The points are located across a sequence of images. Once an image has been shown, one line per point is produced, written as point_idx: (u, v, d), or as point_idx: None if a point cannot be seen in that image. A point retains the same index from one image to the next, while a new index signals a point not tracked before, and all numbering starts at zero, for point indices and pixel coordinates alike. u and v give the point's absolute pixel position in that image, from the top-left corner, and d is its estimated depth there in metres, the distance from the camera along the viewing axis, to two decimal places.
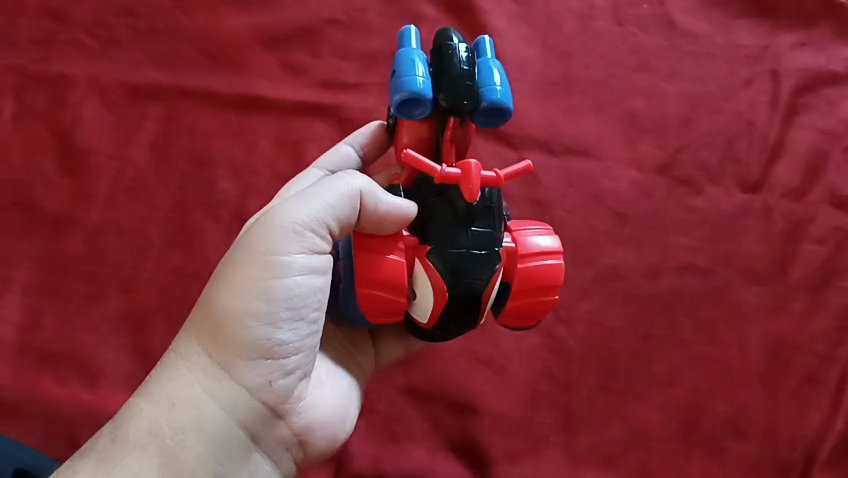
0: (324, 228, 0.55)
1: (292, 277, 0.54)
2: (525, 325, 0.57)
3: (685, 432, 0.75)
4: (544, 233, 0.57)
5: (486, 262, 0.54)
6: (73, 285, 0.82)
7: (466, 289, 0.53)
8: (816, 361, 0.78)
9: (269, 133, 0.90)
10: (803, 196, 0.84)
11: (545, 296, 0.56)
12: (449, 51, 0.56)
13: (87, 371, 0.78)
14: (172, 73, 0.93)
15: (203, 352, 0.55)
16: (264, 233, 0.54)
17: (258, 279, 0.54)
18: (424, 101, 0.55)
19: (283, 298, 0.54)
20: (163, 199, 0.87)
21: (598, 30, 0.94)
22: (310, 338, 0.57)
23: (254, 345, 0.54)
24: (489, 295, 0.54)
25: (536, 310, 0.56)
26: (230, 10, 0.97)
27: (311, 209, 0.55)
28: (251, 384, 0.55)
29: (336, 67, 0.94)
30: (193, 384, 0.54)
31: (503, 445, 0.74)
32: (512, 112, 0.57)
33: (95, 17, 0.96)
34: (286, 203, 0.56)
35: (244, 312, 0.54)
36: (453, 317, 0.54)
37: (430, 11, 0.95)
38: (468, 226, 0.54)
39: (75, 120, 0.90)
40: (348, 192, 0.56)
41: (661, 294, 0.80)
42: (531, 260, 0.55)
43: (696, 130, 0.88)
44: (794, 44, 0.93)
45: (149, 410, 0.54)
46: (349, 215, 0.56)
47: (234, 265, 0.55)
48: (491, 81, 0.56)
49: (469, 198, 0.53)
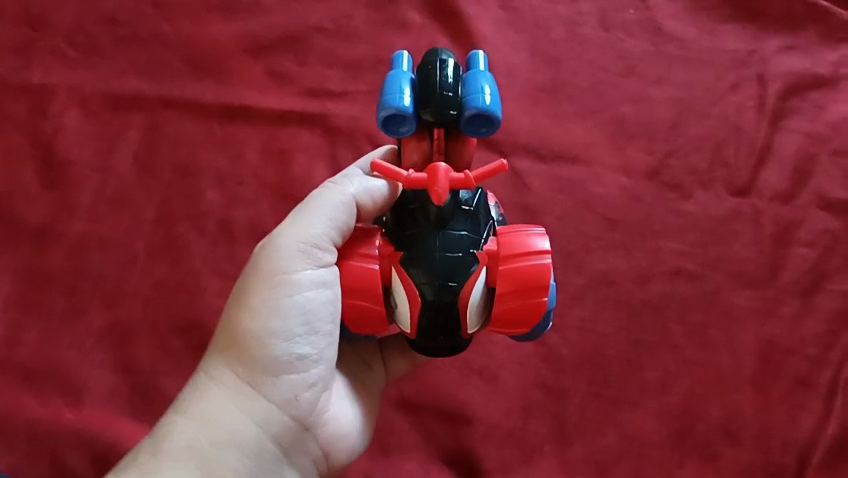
0: (331, 242, 0.57)
1: (305, 293, 0.56)
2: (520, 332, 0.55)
3: (678, 439, 0.75)
4: (531, 232, 0.54)
5: (460, 265, 0.53)
6: (56, 299, 0.80)
7: (440, 294, 0.53)
8: (807, 365, 0.77)
9: (254, 142, 0.89)
10: (791, 200, 0.84)
11: (533, 299, 0.53)
12: (431, 66, 0.56)
13: (71, 388, 0.76)
14: (156, 82, 0.92)
15: (230, 370, 0.57)
16: (275, 253, 0.57)
17: (273, 298, 0.56)
18: (407, 117, 0.55)
19: (299, 315, 0.56)
20: (146, 210, 0.85)
21: (585, 36, 0.94)
22: (329, 350, 0.59)
23: (278, 362, 0.57)
24: (467, 298, 0.53)
25: (527, 315, 0.53)
26: (214, 18, 0.95)
27: (315, 224, 0.56)
28: (276, 398, 0.57)
29: (323, 75, 0.93)
30: (223, 402, 0.57)
31: (497, 456, 0.74)
32: (501, 119, 0.55)
33: (76, 26, 0.94)
34: (290, 221, 0.57)
35: (266, 330, 0.56)
36: (431, 323, 0.54)
37: (417, 19, 0.95)
38: (442, 230, 0.54)
39: (56, 130, 0.88)
40: (345, 199, 0.58)
41: (652, 300, 0.80)
42: (511, 260, 0.53)
43: (684, 135, 0.88)
44: (780, 49, 0.93)
45: (184, 428, 0.56)
46: (348, 221, 0.58)
47: (250, 285, 0.57)
48: (476, 89, 0.55)
49: (437, 200, 0.52)
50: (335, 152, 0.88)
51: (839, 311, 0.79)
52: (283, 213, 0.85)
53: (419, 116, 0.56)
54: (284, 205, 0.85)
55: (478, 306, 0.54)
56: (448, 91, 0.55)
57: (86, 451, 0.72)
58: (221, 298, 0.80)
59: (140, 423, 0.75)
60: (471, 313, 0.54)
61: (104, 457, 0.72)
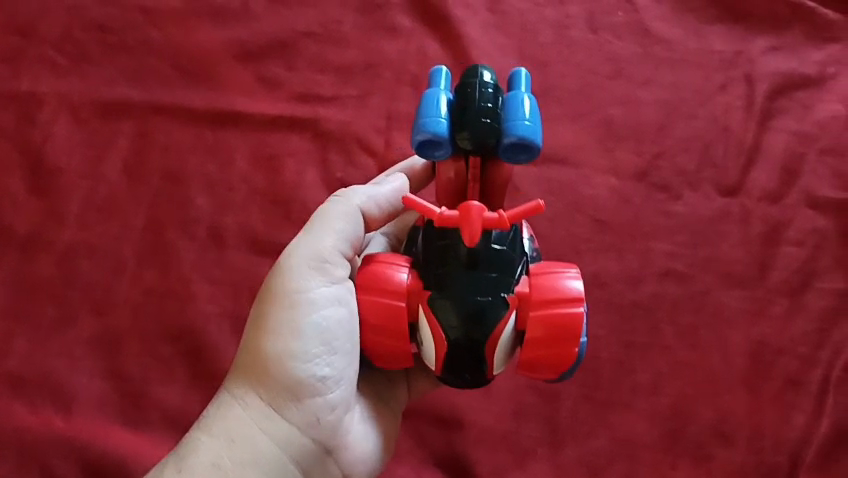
0: (338, 256, 0.58)
1: (321, 312, 0.56)
2: (548, 376, 0.55)
3: (670, 440, 0.75)
4: (564, 277, 0.54)
5: (489, 309, 0.53)
6: (44, 309, 0.80)
7: (465, 336, 0.53)
8: (797, 364, 0.77)
9: (244, 148, 0.89)
10: (780, 199, 0.84)
11: (564, 348, 0.53)
12: (470, 89, 0.57)
13: (61, 397, 0.76)
14: (145, 89, 0.92)
15: (251, 390, 0.57)
16: (289, 273, 0.57)
17: (291, 318, 0.56)
18: (443, 143, 0.55)
19: (316, 336, 0.56)
20: (136, 218, 0.85)
21: (573, 38, 0.94)
22: (349, 370, 0.59)
23: (297, 383, 0.56)
24: (495, 342, 0.53)
25: (557, 362, 0.54)
26: (202, 25, 0.96)
27: (323, 238, 0.58)
28: (298, 420, 0.57)
29: (312, 80, 0.93)
30: (244, 421, 0.57)
31: (489, 459, 0.74)
32: (541, 146, 0.55)
33: (65, 35, 0.94)
34: (301, 238, 0.58)
35: (284, 352, 0.56)
36: (456, 364, 0.53)
37: (406, 24, 0.95)
38: (472, 272, 0.54)
39: (45, 138, 0.88)
40: (351, 212, 0.60)
41: (642, 301, 0.80)
42: (545, 307, 0.53)
43: (672, 136, 0.89)
44: (767, 49, 0.93)
45: (207, 446, 0.56)
46: (354, 232, 0.60)
47: (266, 305, 0.57)
48: (517, 116, 0.55)
49: (469, 242, 0.52)
50: (325, 157, 0.88)
51: (828, 309, 0.79)
52: (273, 219, 0.85)
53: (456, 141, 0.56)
54: (274, 211, 0.85)
55: (506, 349, 0.54)
56: (488, 117, 0.56)
57: (76, 460, 0.72)
58: (212, 304, 0.80)
59: (131, 431, 0.75)
60: (499, 356, 0.54)
61: (95, 466, 0.72)
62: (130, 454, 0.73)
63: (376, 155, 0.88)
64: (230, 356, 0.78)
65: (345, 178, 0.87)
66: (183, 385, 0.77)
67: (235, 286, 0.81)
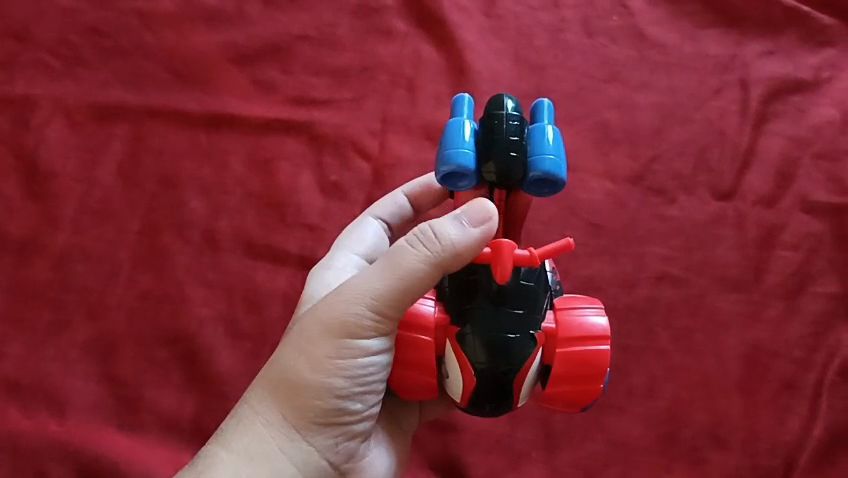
0: (398, 311, 0.53)
1: (368, 358, 0.54)
2: (570, 410, 0.56)
3: (666, 443, 0.75)
4: (588, 315, 0.54)
5: (516, 347, 0.52)
6: (38, 312, 0.80)
7: (493, 372, 0.52)
8: (792, 367, 0.77)
9: (240, 152, 0.89)
10: (775, 203, 0.84)
11: (590, 383, 0.54)
12: (496, 121, 0.56)
13: (56, 401, 0.76)
14: (140, 92, 0.92)
15: (280, 412, 0.55)
16: (345, 315, 0.53)
17: (336, 356, 0.54)
18: (468, 174, 0.55)
19: (358, 376, 0.55)
20: (131, 222, 0.85)
21: (568, 42, 0.95)
22: (375, 403, 0.59)
23: (328, 413, 0.55)
24: (523, 379, 0.53)
25: (582, 396, 0.54)
26: (197, 28, 0.95)
27: (389, 294, 0.52)
28: (320, 446, 0.56)
29: (307, 83, 0.93)
30: (267, 442, 0.55)
31: (484, 463, 0.74)
32: (565, 182, 0.55)
33: (59, 38, 0.94)
34: (367, 280, 0.53)
35: (322, 386, 0.54)
36: (482, 396, 0.53)
37: (401, 28, 0.95)
38: (500, 308, 0.53)
39: (39, 142, 0.88)
40: (430, 267, 0.52)
41: (637, 306, 0.80)
42: (571, 344, 0.53)
43: (667, 140, 0.89)
44: (762, 53, 0.93)
45: (228, 461, 0.55)
46: (425, 287, 0.53)
47: (315, 334, 0.54)
48: (543, 150, 0.55)
49: (500, 278, 0.51)
50: (321, 160, 0.88)
51: (823, 313, 0.79)
52: (268, 221, 0.85)
53: (481, 173, 0.56)
54: (269, 214, 0.85)
55: (532, 384, 0.54)
56: (513, 149, 0.55)
57: (70, 463, 0.72)
58: (206, 307, 0.80)
59: (126, 434, 0.75)
60: (525, 391, 0.54)
61: (89, 470, 0.72)
62: (124, 457, 0.72)
63: (371, 158, 0.88)
64: (225, 360, 0.78)
65: (340, 181, 0.87)
66: (178, 389, 0.77)
67: (229, 290, 0.81)
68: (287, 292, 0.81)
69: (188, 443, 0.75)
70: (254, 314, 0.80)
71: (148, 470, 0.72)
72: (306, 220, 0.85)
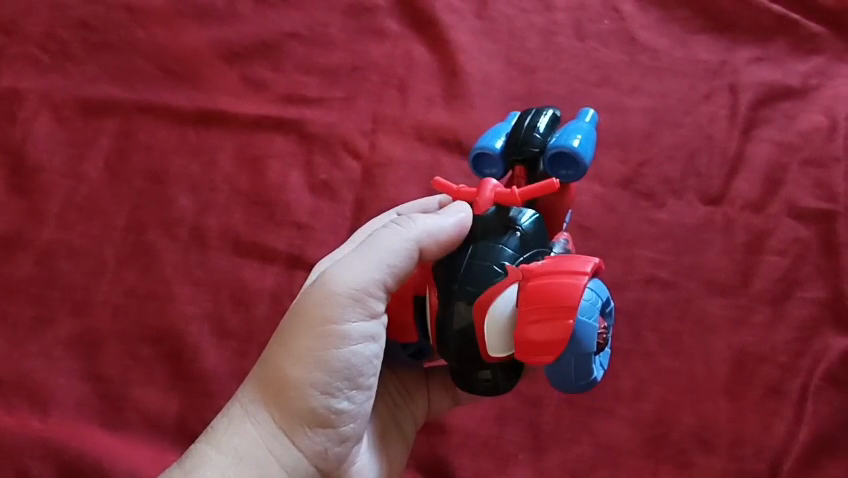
0: (381, 289, 0.53)
1: (349, 347, 0.54)
2: (544, 362, 0.47)
3: (652, 446, 0.74)
4: (577, 259, 0.49)
5: (483, 275, 0.50)
6: (23, 309, 0.79)
7: (457, 305, 0.50)
8: (779, 373, 0.77)
9: (229, 148, 0.88)
10: (762, 208, 0.85)
11: (561, 319, 0.46)
12: (527, 116, 0.58)
13: (38, 399, 0.75)
14: (129, 88, 0.91)
15: (267, 412, 0.55)
16: (323, 302, 0.53)
17: (319, 348, 0.53)
18: (494, 159, 0.57)
19: (341, 369, 0.54)
20: (118, 218, 0.84)
21: (560, 45, 0.95)
22: (365, 403, 0.58)
23: (313, 414, 0.55)
24: (485, 313, 0.49)
25: (553, 336, 0.47)
26: (189, 24, 0.95)
27: (365, 271, 0.53)
28: (306, 450, 0.56)
29: (298, 82, 0.92)
30: (255, 443, 0.55)
31: (472, 465, 0.74)
32: (590, 161, 0.54)
33: (47, 32, 0.94)
34: (343, 263, 0.54)
35: (304, 382, 0.53)
36: (451, 337, 0.51)
37: (393, 29, 0.95)
38: (479, 244, 0.52)
39: (25, 136, 0.87)
40: (406, 244, 0.54)
41: (625, 308, 0.80)
42: (541, 274, 0.48)
43: (658, 144, 0.89)
44: (752, 60, 0.94)
45: (216, 460, 0.55)
46: (405, 266, 0.54)
47: (296, 328, 0.54)
48: (566, 131, 0.54)
49: (480, 210, 0.54)
50: (310, 159, 0.88)
51: (809, 318, 0.79)
52: (257, 220, 0.84)
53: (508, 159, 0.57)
54: (257, 212, 0.85)
55: (502, 327, 0.49)
56: (537, 136, 0.56)
57: (52, 462, 0.71)
58: (193, 306, 0.79)
59: (109, 433, 0.74)
60: (492, 332, 0.49)
61: (69, 469, 0.70)
62: (105, 456, 0.71)
63: (361, 158, 0.88)
64: (210, 359, 0.77)
65: (330, 180, 0.87)
66: (163, 388, 0.76)
67: (217, 288, 0.80)
68: (275, 290, 0.80)
69: (171, 442, 0.74)
70: (240, 312, 0.79)
71: (131, 469, 0.70)
72: (295, 218, 0.84)
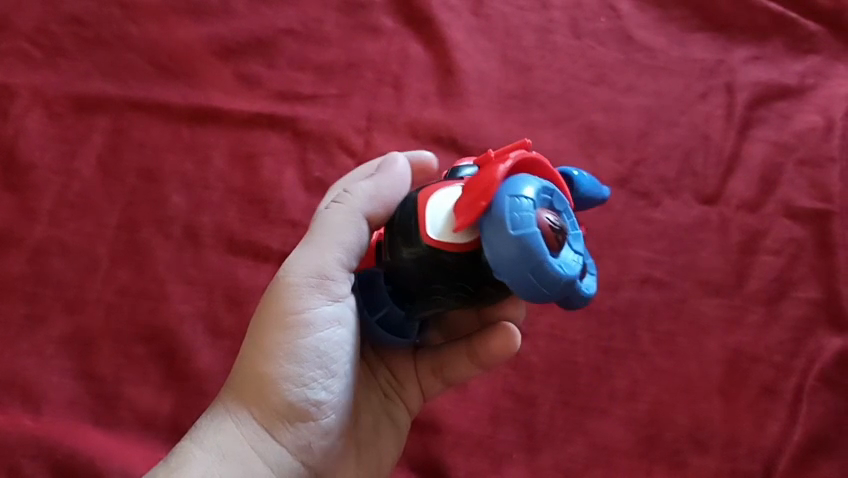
0: (339, 272, 0.57)
1: (316, 334, 0.57)
2: (478, 213, 0.48)
3: (647, 446, 0.74)
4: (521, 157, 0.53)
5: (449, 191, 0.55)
6: (15, 307, 0.78)
7: (401, 256, 0.53)
8: (773, 372, 0.77)
9: (222, 146, 0.88)
10: (758, 208, 0.85)
11: (483, 178, 0.49)
12: None
13: (30, 397, 0.75)
14: (122, 85, 0.90)
15: (247, 410, 0.57)
16: (285, 295, 0.56)
17: (289, 340, 0.56)
18: None
19: (312, 358, 0.57)
20: (110, 216, 0.83)
21: (556, 43, 0.95)
22: (343, 393, 0.60)
23: (292, 406, 0.57)
24: (428, 204, 0.53)
25: (475, 194, 0.49)
26: (182, 20, 0.94)
27: (321, 255, 0.56)
28: (289, 443, 0.58)
29: (293, 80, 0.92)
30: (239, 440, 0.57)
31: (466, 466, 0.73)
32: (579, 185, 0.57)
33: (39, 27, 0.93)
34: (297, 254, 0.57)
35: (278, 374, 0.56)
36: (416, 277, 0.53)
37: (388, 25, 0.95)
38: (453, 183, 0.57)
39: (17, 132, 0.87)
40: (353, 217, 0.57)
41: (620, 308, 0.80)
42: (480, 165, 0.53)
43: (653, 143, 0.89)
44: (748, 59, 0.94)
45: (203, 458, 0.56)
46: (359, 241, 0.58)
47: (265, 326, 0.56)
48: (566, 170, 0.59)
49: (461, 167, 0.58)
50: (305, 157, 0.87)
51: (804, 318, 0.79)
52: (251, 219, 0.84)
53: None
54: (251, 210, 0.84)
55: (443, 208, 0.52)
56: None
57: (46, 461, 0.70)
58: (186, 304, 0.79)
59: (102, 432, 0.74)
60: (435, 217, 0.52)
61: (62, 470, 0.70)
62: (97, 455, 0.71)
63: (355, 156, 0.88)
64: (204, 358, 0.77)
65: (324, 178, 0.86)
66: (157, 387, 0.76)
67: (210, 287, 0.80)
68: None
69: (165, 441, 0.74)
70: (234, 311, 0.79)
71: (125, 469, 0.70)
72: (289, 217, 0.84)
